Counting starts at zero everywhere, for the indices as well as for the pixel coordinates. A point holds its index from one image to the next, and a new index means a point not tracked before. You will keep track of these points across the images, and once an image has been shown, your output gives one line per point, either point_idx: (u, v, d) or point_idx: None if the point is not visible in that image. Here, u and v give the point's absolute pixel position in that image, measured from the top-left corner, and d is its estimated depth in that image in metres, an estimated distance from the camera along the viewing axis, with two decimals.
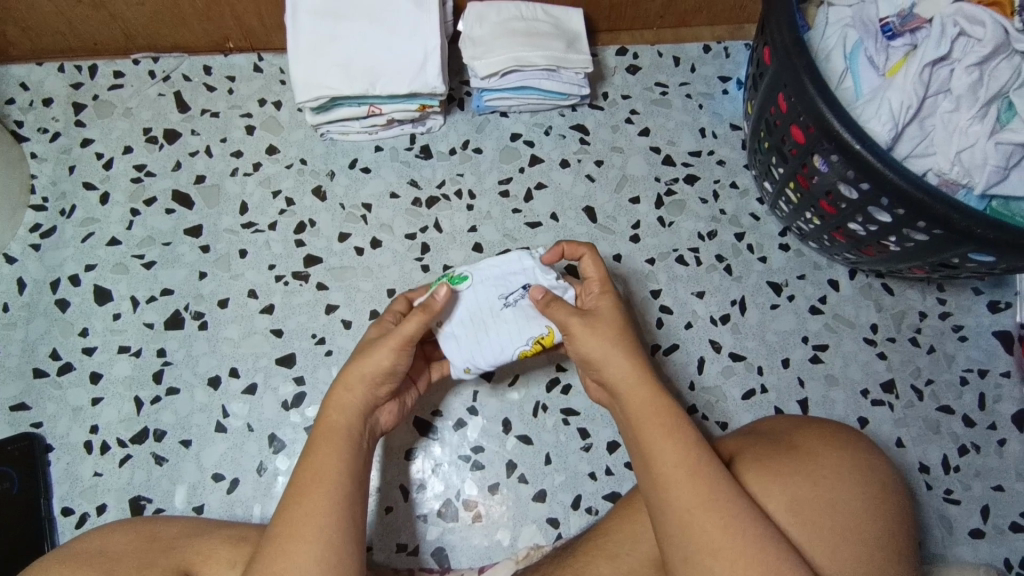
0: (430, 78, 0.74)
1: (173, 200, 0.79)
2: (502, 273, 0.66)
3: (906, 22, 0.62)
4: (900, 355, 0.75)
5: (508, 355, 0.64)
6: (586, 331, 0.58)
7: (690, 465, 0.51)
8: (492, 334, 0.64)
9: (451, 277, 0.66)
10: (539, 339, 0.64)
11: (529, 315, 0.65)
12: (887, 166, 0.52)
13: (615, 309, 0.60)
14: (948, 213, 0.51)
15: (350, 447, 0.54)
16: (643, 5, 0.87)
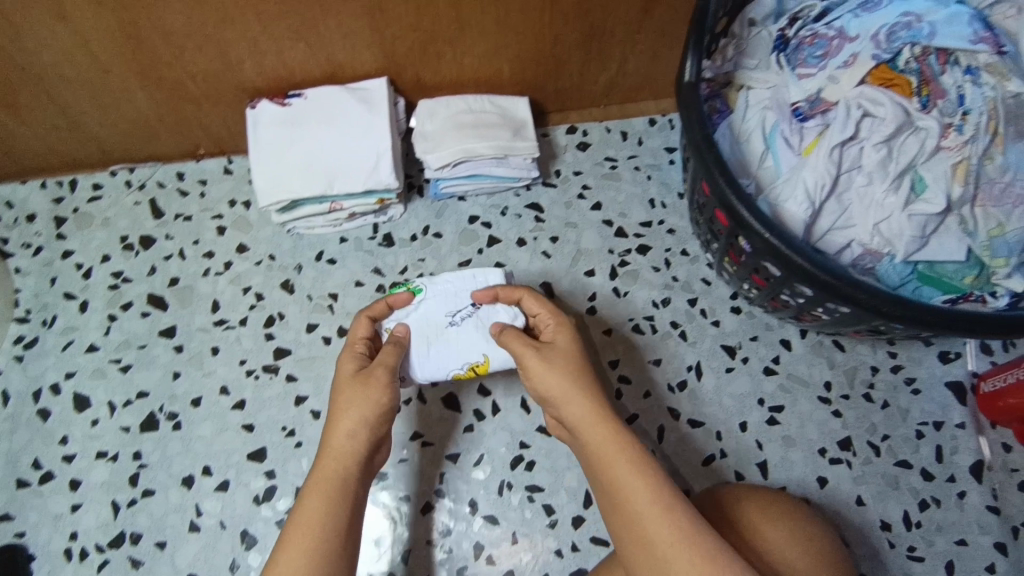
0: (384, 176, 0.79)
1: (148, 303, 0.83)
2: (455, 291, 0.74)
3: (815, 107, 0.66)
4: (855, 412, 0.77)
5: (443, 373, 0.71)
6: (541, 364, 0.63)
7: (653, 499, 0.53)
8: (435, 347, 0.71)
9: (408, 286, 0.74)
10: (474, 366, 0.71)
11: (471, 340, 0.72)
12: (795, 251, 0.57)
13: (571, 342, 0.65)
14: (854, 292, 0.56)
15: (337, 501, 0.56)
16: (586, 87, 0.92)
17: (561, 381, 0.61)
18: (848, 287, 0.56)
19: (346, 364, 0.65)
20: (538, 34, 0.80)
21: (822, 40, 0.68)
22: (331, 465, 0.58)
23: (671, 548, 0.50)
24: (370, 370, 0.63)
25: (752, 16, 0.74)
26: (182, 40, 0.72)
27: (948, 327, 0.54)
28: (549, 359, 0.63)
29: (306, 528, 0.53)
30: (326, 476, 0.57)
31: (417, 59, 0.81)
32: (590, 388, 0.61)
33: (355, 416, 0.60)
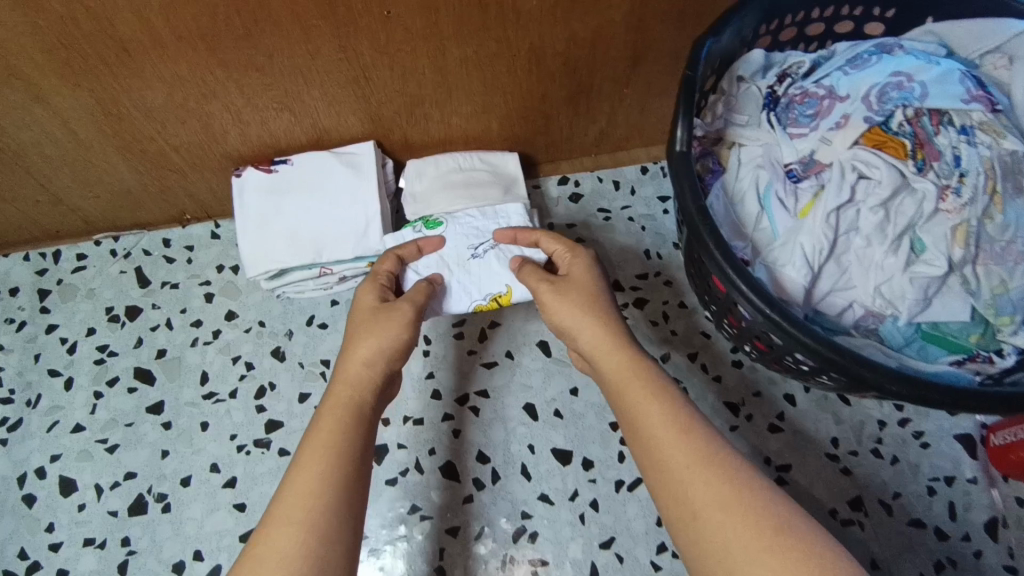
0: (374, 243, 0.78)
1: (135, 378, 0.81)
2: (475, 227, 0.79)
3: (808, 167, 0.65)
4: (864, 469, 0.75)
5: (465, 306, 0.75)
6: (556, 295, 0.67)
7: (678, 425, 0.56)
8: (457, 278, 0.76)
9: (428, 222, 0.79)
10: (496, 297, 0.75)
11: (492, 270, 0.76)
12: (796, 326, 0.57)
13: (588, 274, 0.69)
14: (860, 369, 0.55)
15: (350, 427, 0.59)
16: (576, 138, 0.91)
17: (579, 312, 0.65)
18: (851, 363, 0.55)
19: (366, 295, 0.69)
20: (526, 93, 0.79)
21: (812, 100, 0.68)
22: (343, 395, 0.62)
23: (679, 460, 0.54)
24: (391, 306, 0.67)
25: (739, 72, 0.72)
26: (163, 115, 0.70)
27: (954, 402, 0.53)
28: (566, 290, 0.67)
29: (314, 447, 0.57)
30: (343, 400, 0.61)
31: (404, 121, 0.79)
32: (604, 316, 0.65)
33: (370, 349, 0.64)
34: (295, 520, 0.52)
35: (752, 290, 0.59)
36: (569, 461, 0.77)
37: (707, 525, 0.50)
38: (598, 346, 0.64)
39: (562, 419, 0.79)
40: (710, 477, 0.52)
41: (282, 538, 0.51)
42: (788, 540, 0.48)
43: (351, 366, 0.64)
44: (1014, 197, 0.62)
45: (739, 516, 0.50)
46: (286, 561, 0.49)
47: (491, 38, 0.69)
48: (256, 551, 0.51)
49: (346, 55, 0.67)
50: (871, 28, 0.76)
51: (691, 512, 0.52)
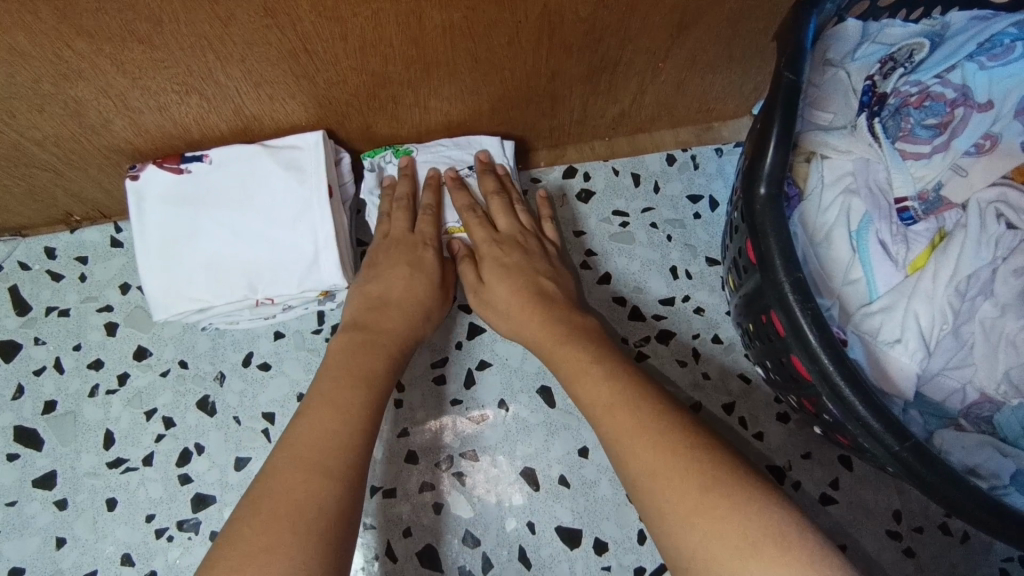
0: (326, 274, 0.59)
1: (16, 441, 0.62)
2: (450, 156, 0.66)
3: (930, 209, 0.50)
4: (930, 550, 0.62)
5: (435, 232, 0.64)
6: (499, 274, 0.60)
7: (609, 401, 0.50)
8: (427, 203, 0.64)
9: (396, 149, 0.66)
10: None
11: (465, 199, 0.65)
12: (922, 460, 0.41)
13: (522, 239, 0.63)
14: (990, 519, 0.41)
15: (372, 382, 0.53)
16: (590, 120, 0.70)
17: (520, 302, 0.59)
18: (999, 516, 0.41)
19: (392, 284, 0.59)
20: (532, 69, 0.59)
21: (935, 103, 0.52)
22: (372, 350, 0.55)
23: (617, 434, 0.48)
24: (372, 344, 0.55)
25: (828, 54, 0.53)
26: (8, 100, 0.48)
27: None
28: (515, 255, 0.62)
29: (341, 403, 0.50)
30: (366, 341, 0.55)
31: (362, 107, 0.58)
32: (539, 276, 0.60)
33: (399, 319, 0.58)
34: (326, 470, 0.46)
35: (875, 418, 0.41)
36: (579, 543, 0.62)
37: (647, 477, 0.44)
38: (537, 306, 0.58)
39: (569, 488, 0.63)
40: (659, 431, 0.46)
41: (308, 485, 0.44)
42: (716, 496, 0.42)
43: (373, 329, 0.57)
44: None
45: (687, 462, 0.44)
46: (315, 509, 0.43)
47: None
48: (272, 495, 0.44)
49: (276, 20, 0.45)
50: None
51: (632, 464, 0.46)
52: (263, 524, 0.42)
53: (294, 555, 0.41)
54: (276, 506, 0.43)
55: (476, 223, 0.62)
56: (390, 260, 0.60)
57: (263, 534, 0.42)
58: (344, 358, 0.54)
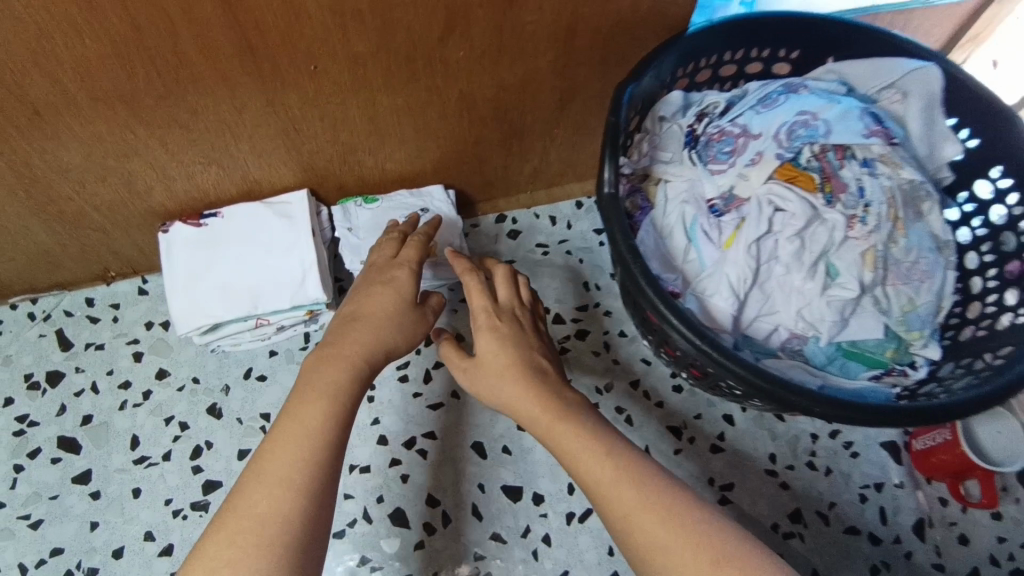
0: (311, 291, 0.77)
1: (59, 447, 0.77)
2: (404, 202, 0.86)
3: (729, 203, 0.69)
4: (801, 482, 0.78)
5: None
6: (494, 345, 0.62)
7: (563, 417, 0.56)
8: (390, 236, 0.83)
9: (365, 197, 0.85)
10: None
11: None
12: (723, 356, 0.59)
13: (518, 314, 0.66)
14: (782, 392, 0.58)
15: (336, 395, 0.57)
16: (513, 176, 0.92)
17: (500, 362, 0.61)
18: (785, 392, 0.58)
19: (371, 302, 0.66)
20: (459, 137, 0.81)
21: (728, 137, 0.71)
22: (335, 362, 0.59)
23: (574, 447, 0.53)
24: (333, 353, 0.60)
25: (661, 113, 0.76)
26: (81, 175, 0.69)
27: (875, 415, 0.57)
28: (506, 321, 0.64)
29: (305, 421, 0.54)
30: (335, 359, 0.60)
31: (337, 169, 0.80)
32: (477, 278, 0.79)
33: (366, 332, 0.63)
34: (291, 482, 0.50)
35: (687, 329, 0.60)
36: (520, 497, 0.77)
37: (643, 533, 0.47)
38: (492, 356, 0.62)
39: (511, 455, 0.79)
40: (648, 484, 0.50)
41: (273, 499, 0.49)
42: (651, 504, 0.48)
43: (342, 344, 0.62)
44: (915, 221, 0.68)
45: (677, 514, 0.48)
46: (279, 520, 0.48)
47: (421, 88, 0.71)
48: (238, 511, 0.48)
49: (275, 109, 0.67)
50: (780, 67, 0.82)
51: (623, 511, 0.49)
52: (230, 537, 0.47)
53: (260, 555, 0.46)
54: (240, 522, 0.47)
55: (478, 287, 0.66)
56: (376, 289, 0.67)
57: (230, 547, 0.46)
58: (310, 371, 0.59)
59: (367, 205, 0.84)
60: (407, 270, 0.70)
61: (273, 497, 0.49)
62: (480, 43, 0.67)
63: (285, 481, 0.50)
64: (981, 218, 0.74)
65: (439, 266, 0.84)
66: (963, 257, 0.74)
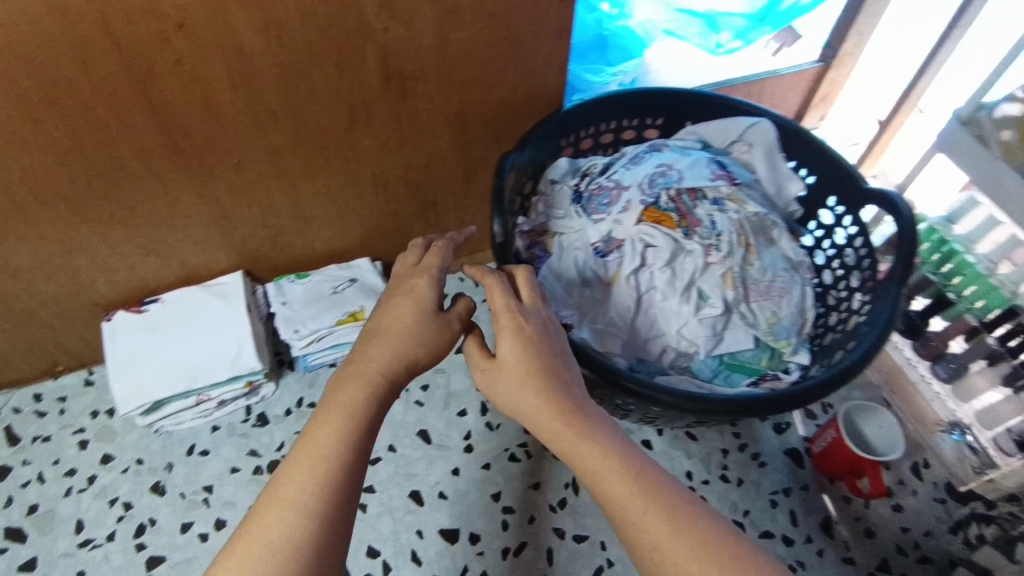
0: (247, 360, 0.83)
1: (4, 539, 0.79)
2: (333, 276, 0.94)
3: (609, 244, 0.79)
4: (716, 495, 0.85)
5: (327, 322, 0.89)
6: (517, 352, 0.55)
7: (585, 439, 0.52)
8: (320, 305, 0.90)
9: (298, 275, 0.94)
10: (353, 313, 0.90)
11: (349, 297, 0.91)
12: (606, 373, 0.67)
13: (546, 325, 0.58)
14: (662, 397, 0.66)
15: (353, 416, 0.52)
16: None
17: (529, 375, 0.54)
18: (664, 397, 0.66)
19: (390, 315, 0.58)
20: (379, 213, 0.91)
21: (605, 191, 0.83)
22: (352, 380, 0.54)
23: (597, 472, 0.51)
24: (348, 377, 0.54)
25: (552, 177, 0.88)
26: (30, 274, 0.76)
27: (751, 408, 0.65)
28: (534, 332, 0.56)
29: (318, 442, 0.50)
30: (353, 377, 0.54)
31: (269, 250, 0.89)
32: None
33: (384, 346, 0.56)
34: (302, 512, 0.47)
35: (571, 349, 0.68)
36: (457, 538, 0.81)
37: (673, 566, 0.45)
38: (520, 368, 0.55)
39: (447, 499, 0.84)
40: (679, 516, 0.47)
41: (283, 524, 0.47)
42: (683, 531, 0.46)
43: (361, 362, 0.55)
44: (768, 247, 0.80)
45: (710, 551, 0.45)
46: (288, 548, 0.46)
47: (337, 171, 0.82)
48: (251, 535, 0.47)
49: (206, 200, 0.77)
50: (650, 133, 0.96)
51: (651, 544, 0.47)
52: (240, 564, 0.45)
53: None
54: (248, 547, 0.46)
55: (500, 289, 0.58)
56: (396, 302, 0.59)
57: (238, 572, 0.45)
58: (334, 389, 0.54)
59: (299, 281, 0.93)
60: (427, 276, 0.60)
61: (280, 526, 0.46)
62: (384, 130, 0.79)
63: (300, 506, 0.47)
64: (829, 240, 0.86)
65: None
66: (821, 276, 0.87)
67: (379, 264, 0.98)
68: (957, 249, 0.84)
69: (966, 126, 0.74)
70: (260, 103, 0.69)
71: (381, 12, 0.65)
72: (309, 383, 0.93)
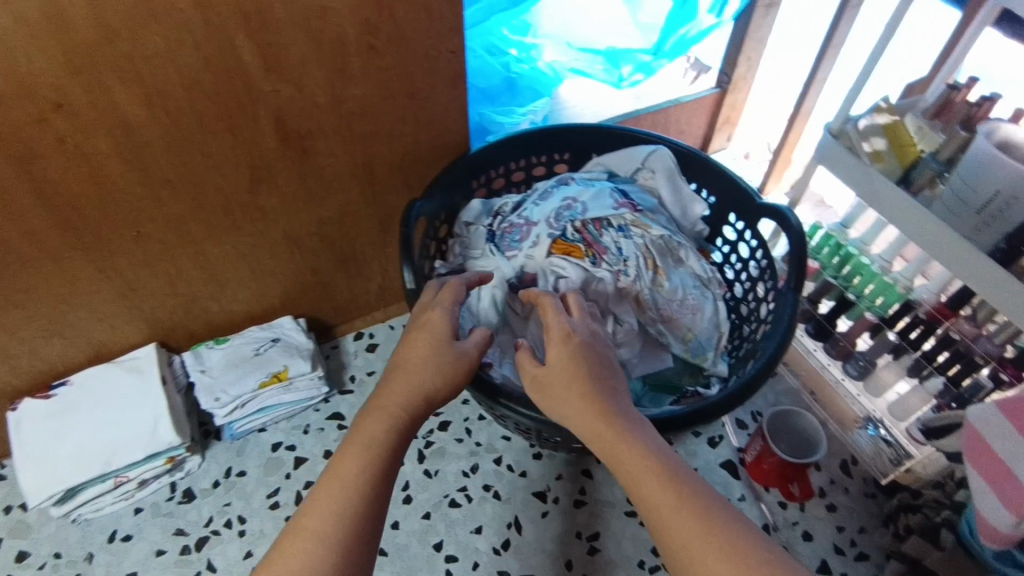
0: (165, 435, 0.81)
1: None
2: (253, 336, 0.92)
3: (523, 279, 0.80)
4: None
5: (249, 386, 0.87)
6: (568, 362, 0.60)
7: (620, 447, 0.54)
8: (241, 369, 0.88)
9: (216, 339, 0.92)
10: (276, 374, 0.88)
11: (271, 357, 0.89)
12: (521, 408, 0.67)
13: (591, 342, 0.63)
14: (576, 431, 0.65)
15: (371, 449, 0.53)
16: (362, 295, 1.01)
17: (573, 383, 0.59)
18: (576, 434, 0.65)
19: (415, 347, 0.61)
20: (297, 270, 0.90)
21: (517, 228, 0.85)
22: (376, 414, 0.56)
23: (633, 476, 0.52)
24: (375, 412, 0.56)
25: (466, 219, 0.89)
26: None
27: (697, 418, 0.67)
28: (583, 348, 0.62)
29: (340, 477, 0.51)
30: (380, 411, 0.56)
31: (183, 318, 0.87)
32: None
33: (408, 378, 0.58)
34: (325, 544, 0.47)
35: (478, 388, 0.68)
36: None
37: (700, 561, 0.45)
38: (574, 383, 0.59)
39: (387, 556, 0.83)
40: (706, 515, 0.47)
41: (302, 556, 0.46)
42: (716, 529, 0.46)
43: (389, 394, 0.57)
44: (676, 267, 0.83)
45: (733, 547, 0.45)
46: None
47: (246, 233, 0.81)
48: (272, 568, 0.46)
49: (108, 274, 0.75)
50: (560, 167, 0.99)
51: (682, 542, 0.47)
52: None
53: None
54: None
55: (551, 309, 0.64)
56: (418, 336, 0.62)
57: None
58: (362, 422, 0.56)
59: (217, 346, 0.90)
60: (439, 310, 0.63)
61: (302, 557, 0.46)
62: (289, 189, 0.79)
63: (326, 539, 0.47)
64: (736, 254, 0.91)
65: (293, 389, 0.89)
66: (733, 289, 0.91)
67: (302, 320, 0.97)
68: (853, 252, 0.88)
69: (839, 139, 0.80)
70: (153, 173, 0.69)
71: (269, 75, 0.67)
72: (237, 451, 0.90)
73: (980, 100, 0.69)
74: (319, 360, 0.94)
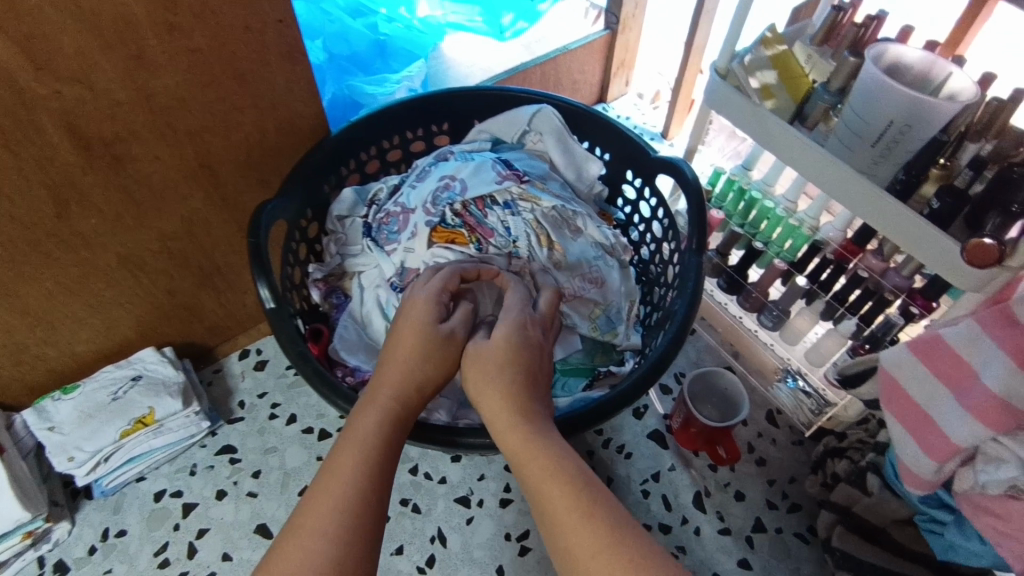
0: (11, 512, 0.70)
1: None
2: (106, 380, 0.80)
3: (405, 278, 0.71)
4: None
5: (108, 439, 0.76)
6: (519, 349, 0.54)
7: (526, 442, 0.47)
8: (96, 420, 0.76)
9: (64, 389, 0.79)
10: (140, 419, 0.77)
11: (131, 400, 0.78)
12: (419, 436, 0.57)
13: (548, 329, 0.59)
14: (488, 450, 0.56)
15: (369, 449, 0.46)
16: (239, 310, 0.89)
17: (505, 368, 0.52)
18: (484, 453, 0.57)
19: (403, 336, 0.54)
20: (149, 294, 0.78)
21: (394, 218, 0.75)
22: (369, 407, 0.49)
23: (538, 475, 0.45)
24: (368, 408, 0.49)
25: (338, 213, 0.78)
26: None
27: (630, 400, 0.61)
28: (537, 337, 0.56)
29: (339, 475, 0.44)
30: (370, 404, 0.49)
31: (13, 371, 0.74)
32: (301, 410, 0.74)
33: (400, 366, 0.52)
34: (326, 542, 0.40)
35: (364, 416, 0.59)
36: None
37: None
38: (501, 377, 0.52)
39: None
40: (617, 525, 0.41)
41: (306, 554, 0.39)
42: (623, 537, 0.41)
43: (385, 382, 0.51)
44: (574, 238, 0.76)
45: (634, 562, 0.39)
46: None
47: (68, 264, 0.68)
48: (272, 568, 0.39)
49: None
50: (441, 139, 0.89)
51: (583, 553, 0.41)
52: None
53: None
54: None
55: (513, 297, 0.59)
56: (408, 323, 0.55)
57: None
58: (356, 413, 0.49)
59: (65, 396, 0.78)
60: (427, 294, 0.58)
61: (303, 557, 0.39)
62: (110, 206, 0.67)
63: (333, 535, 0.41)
64: (637, 214, 0.85)
65: (164, 432, 0.79)
66: (640, 252, 0.85)
67: (168, 348, 0.85)
68: (757, 196, 0.82)
69: (725, 79, 0.73)
70: None
71: (39, 74, 0.53)
72: (113, 509, 0.79)
73: (867, 20, 0.64)
74: (195, 393, 0.83)
